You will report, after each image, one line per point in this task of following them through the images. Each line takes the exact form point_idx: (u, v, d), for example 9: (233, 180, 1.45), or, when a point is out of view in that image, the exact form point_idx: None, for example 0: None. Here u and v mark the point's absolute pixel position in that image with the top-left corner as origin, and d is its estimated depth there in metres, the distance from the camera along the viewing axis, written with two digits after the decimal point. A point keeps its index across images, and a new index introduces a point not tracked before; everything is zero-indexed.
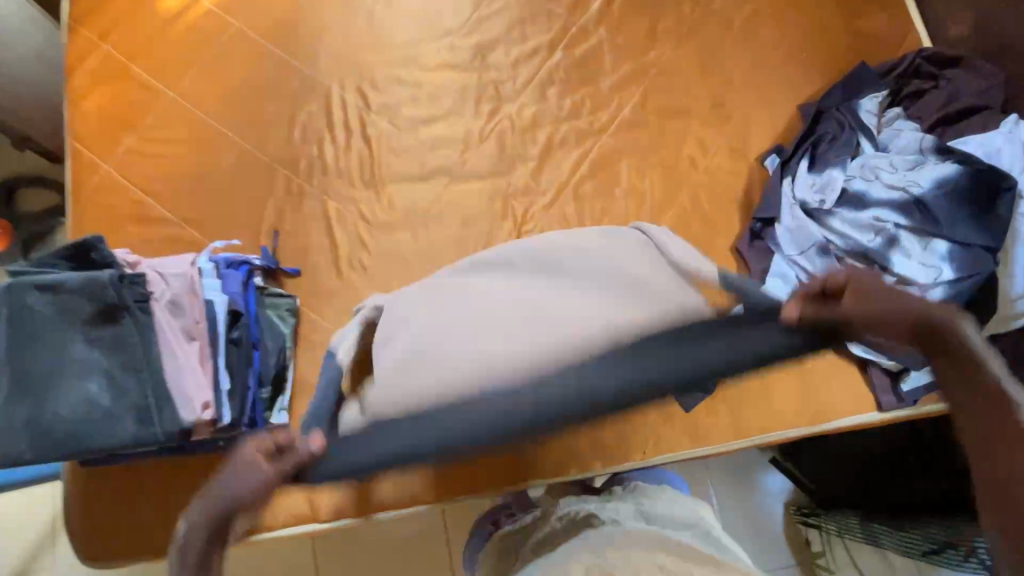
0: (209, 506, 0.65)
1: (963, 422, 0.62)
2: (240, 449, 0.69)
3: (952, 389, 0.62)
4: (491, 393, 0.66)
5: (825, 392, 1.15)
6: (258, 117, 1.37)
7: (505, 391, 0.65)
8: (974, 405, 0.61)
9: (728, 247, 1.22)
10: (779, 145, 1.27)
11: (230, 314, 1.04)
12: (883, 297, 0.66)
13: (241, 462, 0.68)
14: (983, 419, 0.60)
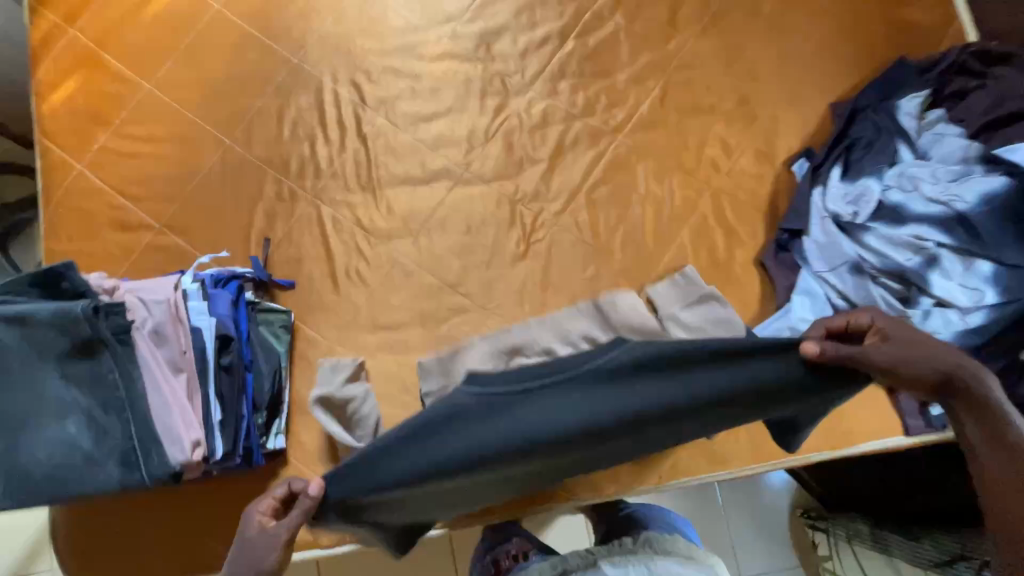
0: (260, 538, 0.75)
1: (979, 461, 0.69)
2: (247, 514, 0.78)
3: (973, 433, 0.70)
4: (517, 419, 0.73)
5: (850, 416, 1.10)
6: (244, 113, 1.26)
7: (529, 418, 0.73)
8: (988, 447, 0.69)
9: (751, 260, 1.15)
10: (810, 148, 1.17)
11: (219, 340, 0.94)
12: (905, 342, 0.75)
13: (256, 531, 0.77)
14: (997, 459, 0.67)
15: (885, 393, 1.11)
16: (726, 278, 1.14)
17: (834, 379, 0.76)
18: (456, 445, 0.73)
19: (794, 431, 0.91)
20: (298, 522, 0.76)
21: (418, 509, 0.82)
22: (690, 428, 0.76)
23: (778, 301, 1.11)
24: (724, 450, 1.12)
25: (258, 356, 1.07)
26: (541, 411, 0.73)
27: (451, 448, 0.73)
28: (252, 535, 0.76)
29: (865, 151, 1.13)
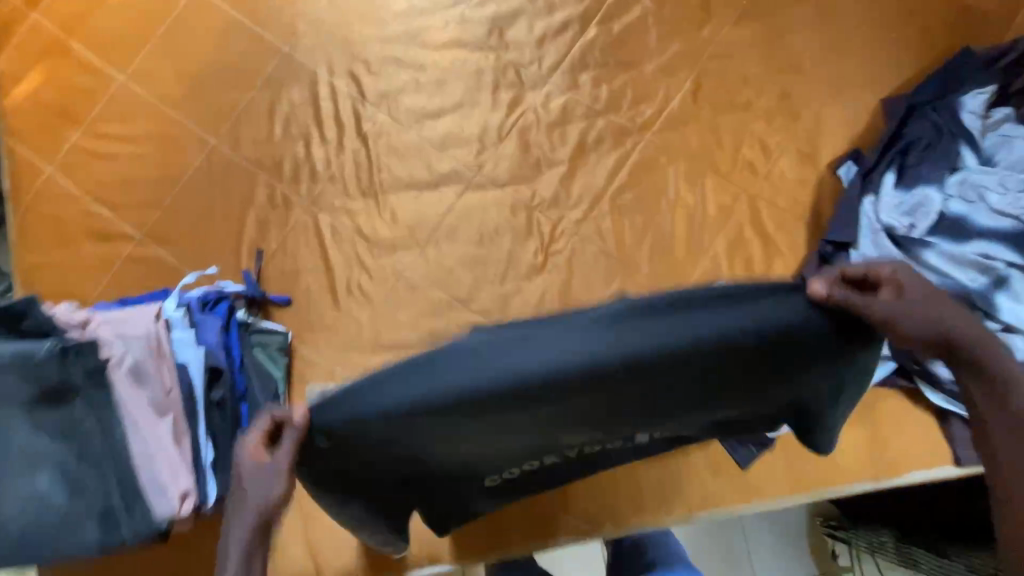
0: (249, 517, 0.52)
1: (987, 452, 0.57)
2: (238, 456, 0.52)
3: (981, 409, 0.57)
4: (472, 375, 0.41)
5: (894, 444, 1.02)
6: (230, 108, 1.13)
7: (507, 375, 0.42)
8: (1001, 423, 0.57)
9: (792, 274, 1.05)
10: (858, 151, 1.06)
11: (209, 372, 0.87)
12: (936, 297, 0.53)
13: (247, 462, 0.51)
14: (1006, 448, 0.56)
15: (934, 418, 1.03)
16: None
17: (848, 340, 0.48)
18: (451, 364, 0.41)
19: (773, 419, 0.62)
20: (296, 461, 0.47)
21: (352, 476, 0.51)
22: (697, 395, 0.49)
23: None
24: (758, 480, 1.05)
25: None
26: (509, 387, 0.41)
27: (433, 382, 0.41)
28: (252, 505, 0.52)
29: (924, 154, 1.01)
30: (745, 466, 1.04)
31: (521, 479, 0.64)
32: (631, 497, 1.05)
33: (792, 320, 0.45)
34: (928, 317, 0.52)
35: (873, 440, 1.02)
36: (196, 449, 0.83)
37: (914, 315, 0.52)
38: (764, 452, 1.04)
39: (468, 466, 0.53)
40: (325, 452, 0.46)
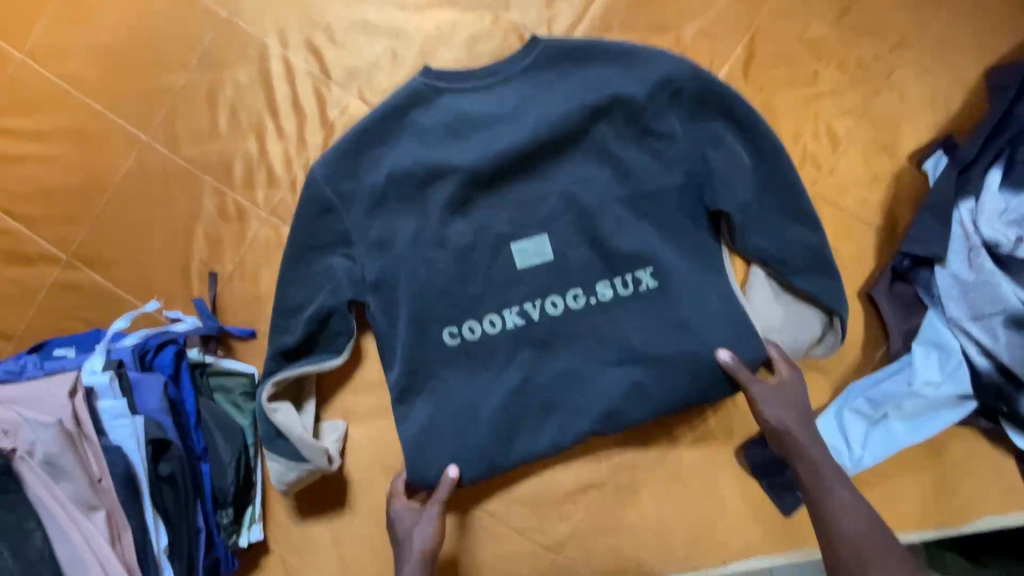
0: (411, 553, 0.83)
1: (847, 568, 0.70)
2: (398, 517, 0.85)
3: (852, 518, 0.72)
4: (474, 108, 0.87)
5: (968, 489, 0.86)
6: (160, 93, 0.90)
7: (487, 113, 0.87)
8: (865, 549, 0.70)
9: (856, 292, 0.87)
10: (952, 137, 0.85)
11: (152, 446, 0.70)
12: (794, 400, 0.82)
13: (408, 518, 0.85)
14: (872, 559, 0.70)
15: (1015, 462, 0.86)
16: (828, 298, 0.84)
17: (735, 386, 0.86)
18: (463, 100, 0.87)
19: (698, 225, 0.86)
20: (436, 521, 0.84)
21: (384, 178, 0.86)
22: (611, 111, 0.85)
23: (890, 348, 0.85)
24: (803, 527, 0.92)
25: (215, 438, 0.82)
26: (483, 112, 0.87)
27: (457, 72, 0.87)
28: (412, 559, 0.83)
29: None
30: (789, 513, 0.92)
31: (529, 348, 0.87)
32: (659, 548, 0.92)
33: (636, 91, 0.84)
34: (790, 417, 0.81)
35: (940, 485, 0.87)
36: (144, 540, 0.69)
37: (773, 399, 0.82)
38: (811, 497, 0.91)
39: (476, 191, 0.87)
40: (384, 143, 0.87)
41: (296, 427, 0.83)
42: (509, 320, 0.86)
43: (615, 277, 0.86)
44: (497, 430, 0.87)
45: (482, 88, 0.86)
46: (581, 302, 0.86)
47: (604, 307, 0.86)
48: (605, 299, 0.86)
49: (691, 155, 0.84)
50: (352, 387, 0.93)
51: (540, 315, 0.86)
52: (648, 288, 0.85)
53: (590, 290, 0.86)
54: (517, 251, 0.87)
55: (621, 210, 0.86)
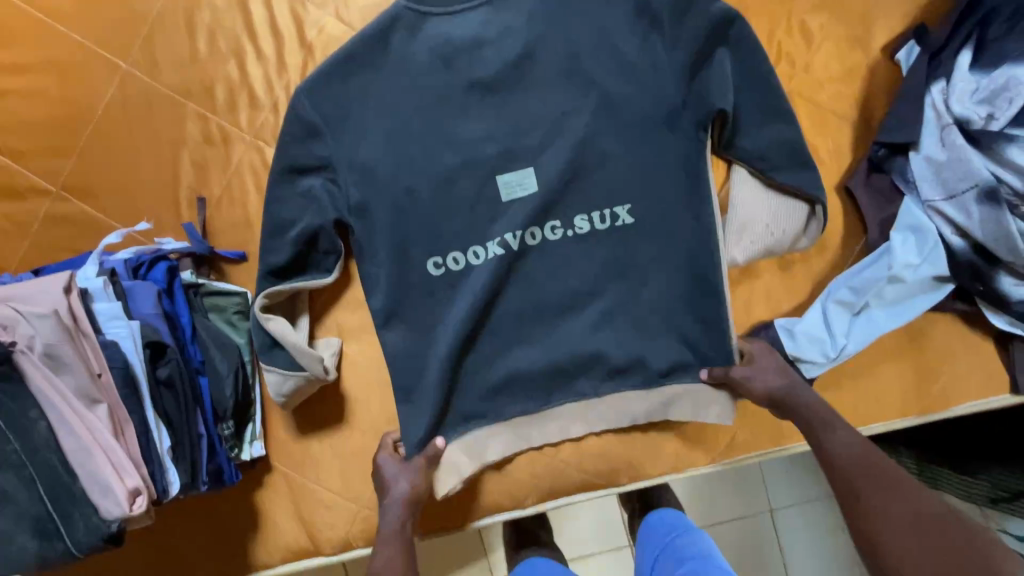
0: (398, 499, 0.86)
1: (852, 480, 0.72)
2: (383, 466, 0.89)
3: (844, 445, 0.75)
4: (457, 30, 0.89)
5: (945, 374, 0.89)
6: (138, 20, 0.91)
7: (470, 35, 0.89)
8: (859, 465, 0.73)
9: (834, 185, 0.89)
10: (924, 26, 0.86)
11: (150, 349, 0.74)
12: (776, 372, 0.85)
13: (392, 465, 0.89)
14: (869, 474, 0.71)
15: (993, 345, 0.89)
16: (804, 192, 0.86)
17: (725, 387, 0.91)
18: (445, 24, 0.89)
19: (685, 153, 0.89)
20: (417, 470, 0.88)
21: (368, 98, 0.89)
22: (590, 29, 0.88)
23: (869, 237, 0.88)
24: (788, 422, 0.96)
25: (211, 352, 0.84)
26: (464, 32, 0.88)
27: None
28: (394, 504, 0.86)
29: (1009, 25, 0.80)
30: None
31: (506, 278, 0.91)
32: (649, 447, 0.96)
33: (614, 21, 0.87)
34: (779, 383, 0.84)
35: (918, 371, 0.89)
36: (147, 438, 0.72)
37: (758, 375, 0.85)
38: None
39: (460, 120, 0.90)
40: (365, 65, 0.88)
41: (287, 330, 0.85)
42: (492, 251, 0.90)
43: (593, 211, 0.90)
44: (482, 365, 0.92)
45: (464, 11, 0.88)
46: (558, 233, 0.91)
47: (584, 240, 0.90)
48: (584, 233, 0.90)
49: (678, 84, 0.87)
50: (344, 306, 0.95)
51: (519, 245, 0.90)
52: (625, 225, 0.90)
53: (568, 223, 0.90)
54: (503, 184, 0.90)
55: (599, 129, 0.89)
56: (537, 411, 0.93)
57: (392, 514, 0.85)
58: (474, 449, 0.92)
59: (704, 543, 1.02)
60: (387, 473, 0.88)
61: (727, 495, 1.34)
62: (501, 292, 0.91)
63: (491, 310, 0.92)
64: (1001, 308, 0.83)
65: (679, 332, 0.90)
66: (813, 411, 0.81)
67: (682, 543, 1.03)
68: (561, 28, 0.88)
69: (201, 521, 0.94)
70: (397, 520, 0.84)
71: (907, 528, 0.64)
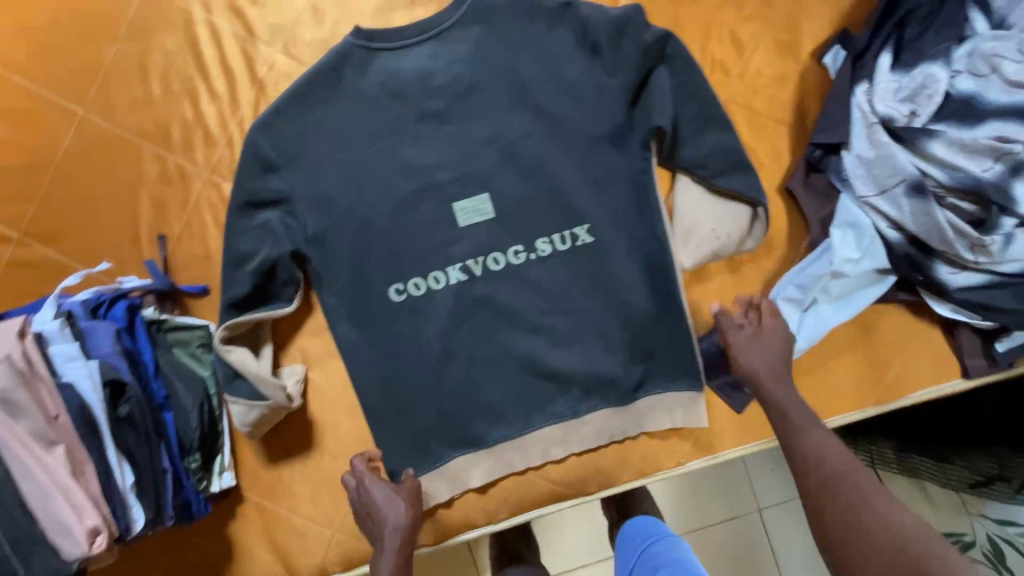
0: (393, 535, 0.87)
1: (821, 482, 0.71)
2: (370, 492, 0.89)
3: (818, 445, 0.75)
4: (406, 64, 0.93)
5: (896, 364, 0.91)
6: (92, 66, 0.93)
7: (418, 67, 0.93)
8: (832, 468, 0.72)
9: (774, 187, 0.91)
10: (847, 31, 0.90)
11: (110, 388, 0.75)
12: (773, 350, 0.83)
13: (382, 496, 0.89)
14: (841, 480, 0.70)
15: (941, 332, 0.91)
16: (741, 207, 0.91)
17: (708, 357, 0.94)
18: (394, 59, 0.93)
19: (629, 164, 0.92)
20: (406, 501, 0.89)
21: (323, 132, 0.92)
22: (530, 54, 0.92)
23: (811, 235, 0.90)
24: (753, 423, 0.96)
25: (176, 387, 0.86)
26: (413, 65, 0.93)
27: (387, 34, 0.93)
28: (389, 535, 0.87)
29: (925, 24, 0.83)
30: (740, 410, 0.95)
31: (465, 296, 0.94)
32: (617, 457, 0.96)
33: (553, 45, 0.92)
34: (774, 361, 0.83)
35: (870, 362, 0.91)
36: (108, 475, 0.74)
37: (757, 348, 0.84)
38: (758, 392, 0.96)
39: (413, 146, 0.94)
40: (317, 101, 0.92)
41: (247, 360, 0.87)
42: (453, 276, 0.94)
43: (553, 233, 0.93)
44: (447, 383, 0.94)
45: (413, 46, 0.93)
46: (522, 257, 0.93)
47: (539, 258, 0.93)
48: (545, 255, 0.93)
49: (617, 100, 0.90)
50: (306, 332, 0.96)
51: (481, 270, 0.94)
52: (584, 244, 0.92)
53: (530, 246, 0.93)
54: (459, 210, 0.94)
55: (547, 147, 0.93)
56: (517, 437, 0.94)
57: (390, 545, 0.87)
58: (454, 478, 0.95)
59: (679, 548, 1.04)
60: (374, 502, 0.89)
61: (713, 497, 1.35)
62: (462, 310, 0.94)
63: (452, 327, 0.94)
64: (942, 297, 0.86)
65: (635, 337, 0.93)
66: (790, 405, 0.80)
67: (659, 551, 1.04)
68: (503, 53, 0.93)
69: (175, 557, 0.94)
70: (398, 548, 0.87)
71: (875, 544, 0.63)
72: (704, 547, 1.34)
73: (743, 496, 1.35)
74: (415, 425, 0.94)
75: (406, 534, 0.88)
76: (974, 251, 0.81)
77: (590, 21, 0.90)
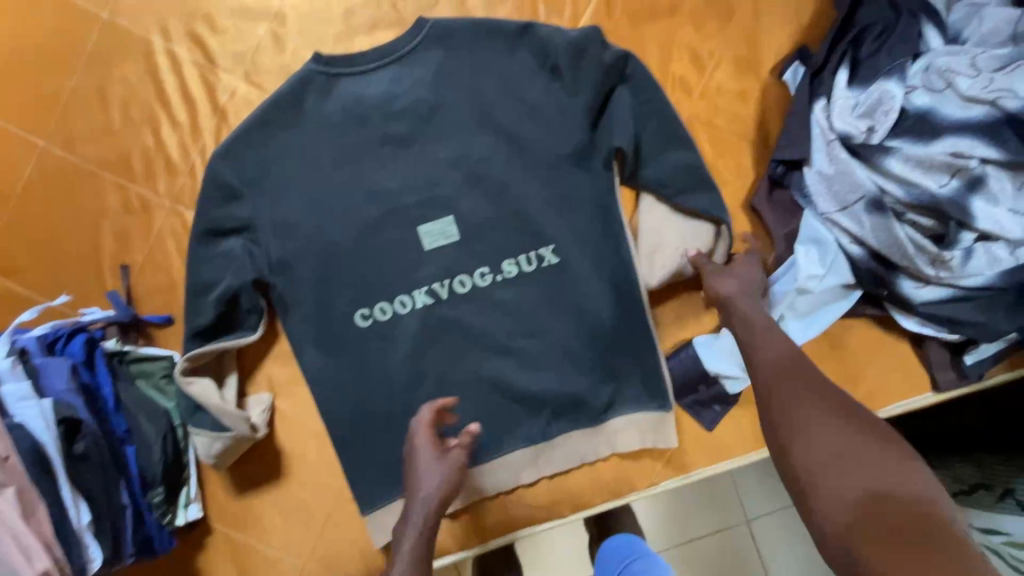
0: (426, 504, 0.77)
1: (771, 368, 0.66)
2: (416, 451, 0.81)
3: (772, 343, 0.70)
4: (368, 87, 0.92)
5: (867, 378, 0.90)
6: (52, 98, 0.93)
7: (380, 90, 0.92)
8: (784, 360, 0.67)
9: (738, 205, 0.91)
10: (805, 48, 0.90)
11: (65, 425, 0.78)
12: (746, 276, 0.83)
13: (426, 451, 0.81)
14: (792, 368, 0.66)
15: (910, 345, 0.90)
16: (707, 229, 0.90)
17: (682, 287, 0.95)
18: (355, 83, 0.92)
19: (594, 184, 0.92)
20: (450, 465, 0.80)
21: (284, 158, 0.91)
22: (492, 74, 0.91)
23: (776, 252, 0.89)
24: (727, 441, 0.95)
25: (138, 419, 0.84)
26: (375, 88, 0.92)
27: (348, 58, 0.91)
28: (421, 502, 0.77)
29: (880, 41, 0.83)
30: (711, 428, 0.95)
31: (432, 320, 0.93)
32: (590, 478, 0.95)
33: (514, 66, 0.91)
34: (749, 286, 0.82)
35: (841, 378, 0.90)
36: (61, 515, 0.76)
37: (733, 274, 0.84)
38: (731, 410, 0.95)
39: (376, 170, 0.92)
40: (277, 127, 0.91)
41: (210, 393, 0.86)
42: (419, 300, 0.92)
43: (519, 255, 0.92)
44: (415, 408, 0.93)
45: (376, 70, 0.91)
46: (488, 279, 0.92)
47: (506, 280, 0.92)
48: (511, 276, 0.92)
49: (579, 119, 0.90)
50: (273, 360, 0.95)
51: (448, 293, 0.92)
52: (551, 265, 0.92)
53: (496, 268, 0.92)
54: (424, 234, 0.92)
55: (511, 168, 0.92)
56: (489, 462, 0.93)
57: (416, 517, 0.76)
58: None
59: (658, 566, 1.04)
60: (418, 455, 0.81)
61: (701, 510, 1.33)
62: (429, 334, 0.93)
63: (420, 352, 0.93)
64: (908, 311, 0.86)
65: (604, 357, 0.92)
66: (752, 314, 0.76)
67: (640, 571, 1.04)
68: (465, 75, 0.92)
69: None
70: (422, 525, 0.75)
71: (831, 421, 0.59)
72: (691, 561, 1.32)
73: (729, 509, 1.33)
74: (384, 451, 0.93)
75: (441, 504, 0.78)
76: (935, 266, 0.81)
77: (550, 43, 0.90)
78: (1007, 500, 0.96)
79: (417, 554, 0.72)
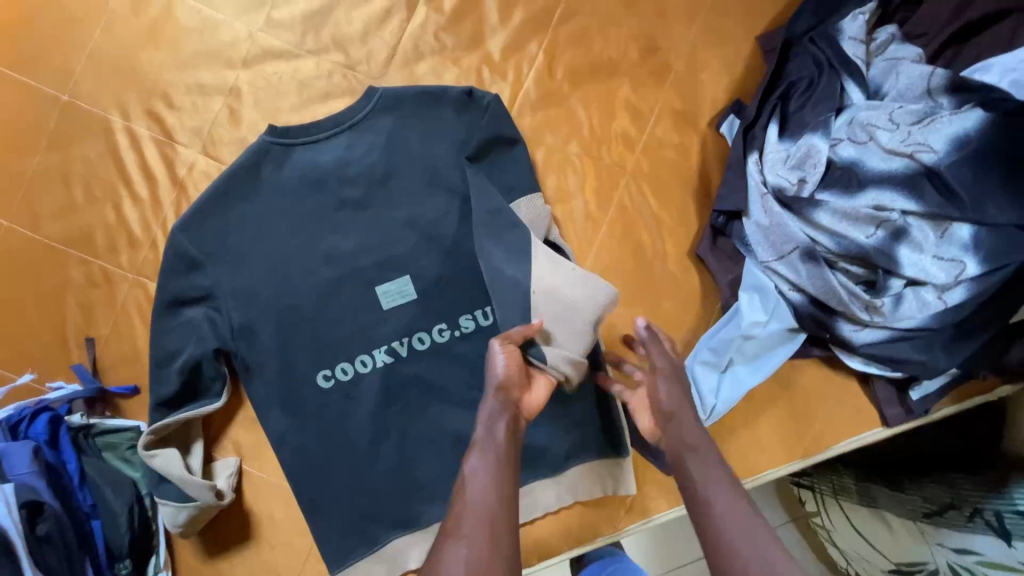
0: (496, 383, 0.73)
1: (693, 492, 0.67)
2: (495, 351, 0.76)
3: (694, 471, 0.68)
4: (324, 156, 0.95)
5: (820, 415, 0.92)
6: (13, 179, 0.96)
7: (335, 156, 0.95)
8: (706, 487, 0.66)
9: (685, 253, 0.94)
10: (739, 102, 0.95)
11: (27, 509, 0.79)
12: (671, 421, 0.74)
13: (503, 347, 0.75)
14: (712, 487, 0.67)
15: (858, 382, 0.93)
16: (655, 278, 0.93)
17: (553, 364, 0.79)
18: (310, 151, 0.95)
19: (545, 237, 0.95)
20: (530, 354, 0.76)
21: (241, 227, 0.93)
22: (441, 137, 0.95)
23: (723, 299, 0.92)
24: None
25: (104, 493, 0.87)
26: (329, 155, 0.95)
27: (305, 128, 0.95)
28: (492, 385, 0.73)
29: (805, 98, 0.89)
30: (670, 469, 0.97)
31: (392, 376, 0.95)
32: (557, 525, 0.96)
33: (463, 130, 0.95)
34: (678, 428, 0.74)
35: (794, 416, 0.92)
36: None
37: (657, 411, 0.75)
38: None
39: (333, 234, 0.95)
40: (235, 199, 0.93)
41: (173, 464, 0.88)
42: (379, 358, 0.94)
43: (475, 310, 0.96)
44: (381, 463, 0.95)
45: (330, 137, 0.95)
46: (447, 335, 0.95)
47: (466, 335, 0.96)
48: (469, 330, 0.96)
49: (526, 176, 0.92)
50: (239, 423, 0.97)
51: (408, 351, 0.95)
52: None
53: (454, 323, 0.95)
54: (382, 293, 0.95)
55: (464, 228, 0.96)
56: None
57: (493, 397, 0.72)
58: (394, 559, 0.95)
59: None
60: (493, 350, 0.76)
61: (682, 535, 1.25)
62: (391, 391, 0.95)
63: (382, 409, 0.95)
64: (851, 350, 0.89)
65: (562, 407, 0.94)
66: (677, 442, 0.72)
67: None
68: (415, 140, 0.95)
69: None
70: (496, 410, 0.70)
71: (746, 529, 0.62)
72: None
73: None
74: (351, 507, 0.94)
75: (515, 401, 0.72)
76: (869, 310, 0.85)
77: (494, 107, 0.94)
78: (977, 519, 0.95)
79: (497, 458, 0.66)
